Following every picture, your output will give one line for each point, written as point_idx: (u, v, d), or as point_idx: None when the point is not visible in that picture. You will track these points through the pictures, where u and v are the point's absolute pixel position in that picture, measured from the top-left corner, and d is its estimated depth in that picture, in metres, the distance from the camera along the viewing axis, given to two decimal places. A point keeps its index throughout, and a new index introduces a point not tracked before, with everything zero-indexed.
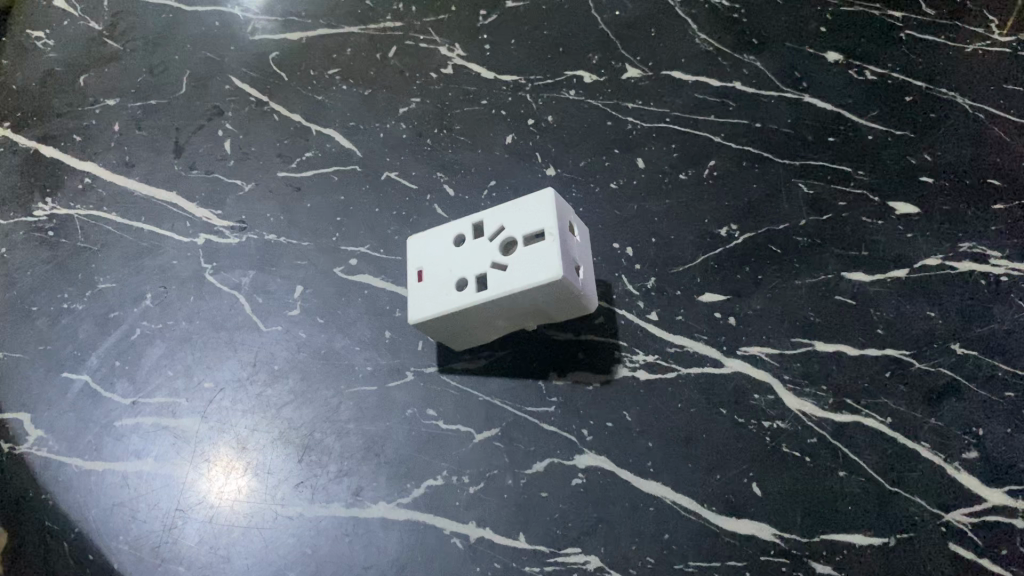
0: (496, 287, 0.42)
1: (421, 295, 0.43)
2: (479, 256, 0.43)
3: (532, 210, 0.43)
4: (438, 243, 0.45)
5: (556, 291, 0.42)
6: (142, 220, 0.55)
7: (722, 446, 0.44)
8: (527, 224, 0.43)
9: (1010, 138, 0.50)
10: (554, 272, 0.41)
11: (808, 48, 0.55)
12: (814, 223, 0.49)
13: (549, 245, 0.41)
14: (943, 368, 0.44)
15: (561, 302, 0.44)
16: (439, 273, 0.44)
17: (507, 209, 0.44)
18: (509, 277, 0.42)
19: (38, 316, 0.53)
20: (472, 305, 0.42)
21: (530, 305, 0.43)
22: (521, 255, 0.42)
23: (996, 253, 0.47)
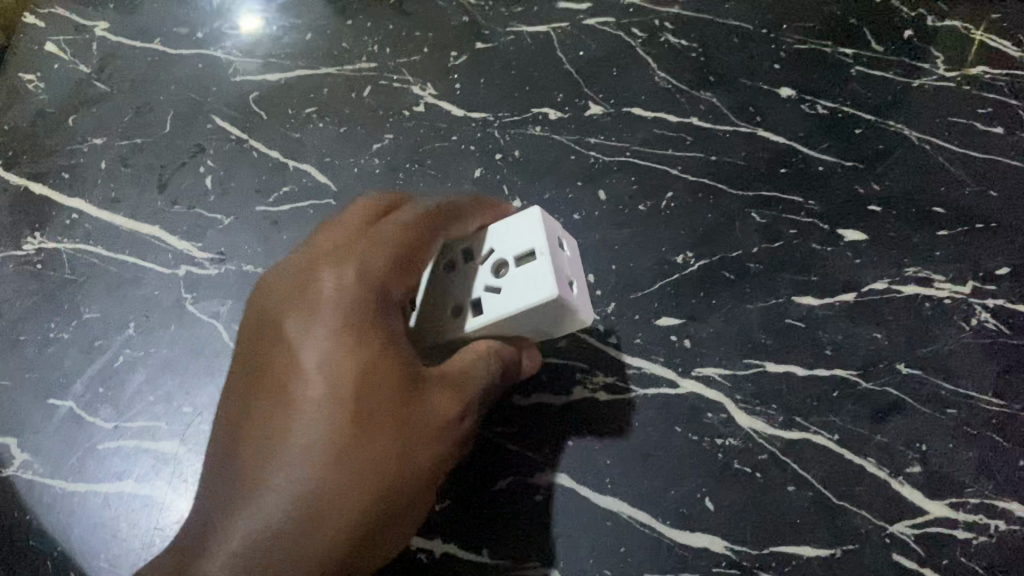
0: (490, 311, 0.42)
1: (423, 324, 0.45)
2: (473, 281, 0.43)
3: (524, 232, 0.43)
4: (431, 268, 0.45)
5: (551, 312, 0.41)
6: (126, 253, 0.57)
7: (678, 462, 0.46)
8: (518, 246, 0.43)
9: (953, 170, 0.53)
10: (546, 292, 0.40)
11: (762, 84, 0.58)
12: (766, 251, 0.51)
13: (541, 265, 0.41)
14: (888, 387, 0.47)
15: (556, 321, 0.43)
16: (437, 300, 0.45)
17: (501, 231, 0.44)
18: (502, 300, 0.42)
19: (25, 345, 0.55)
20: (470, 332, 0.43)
21: (530, 326, 0.43)
22: (511, 277, 0.42)
23: (939, 278, 0.50)
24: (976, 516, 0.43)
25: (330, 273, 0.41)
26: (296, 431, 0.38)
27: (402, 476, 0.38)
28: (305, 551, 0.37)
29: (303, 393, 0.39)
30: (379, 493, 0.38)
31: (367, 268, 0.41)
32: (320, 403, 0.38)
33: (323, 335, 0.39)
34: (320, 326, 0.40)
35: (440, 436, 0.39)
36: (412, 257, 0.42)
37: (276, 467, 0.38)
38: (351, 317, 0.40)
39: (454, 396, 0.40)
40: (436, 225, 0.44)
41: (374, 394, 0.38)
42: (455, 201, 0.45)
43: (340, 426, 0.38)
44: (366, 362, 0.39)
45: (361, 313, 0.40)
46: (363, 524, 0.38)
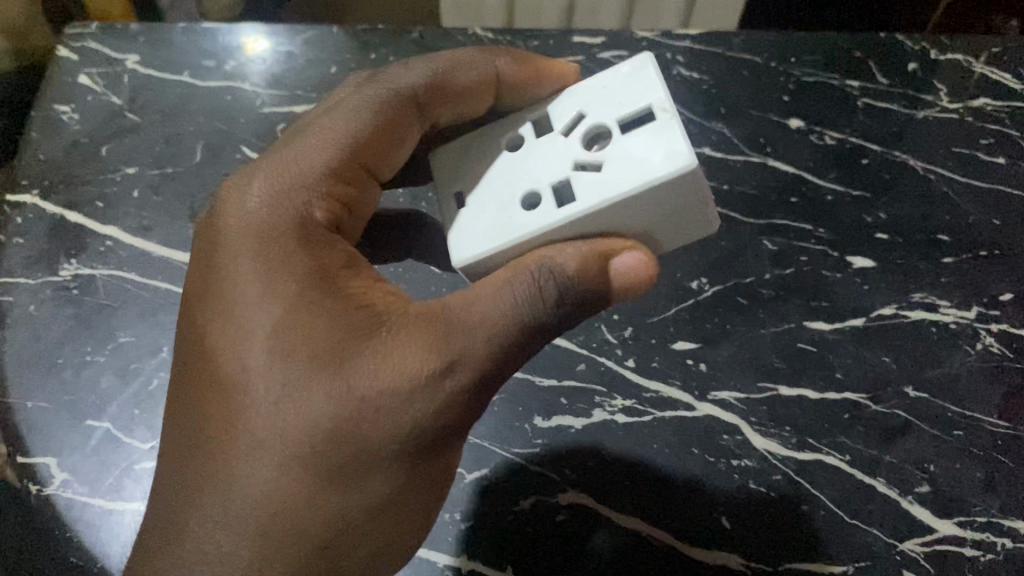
0: (590, 191, 0.38)
1: (487, 220, 0.40)
2: (559, 159, 0.40)
3: (630, 92, 0.39)
4: (498, 164, 0.42)
5: (683, 192, 0.36)
6: (158, 278, 0.54)
7: (695, 482, 0.47)
8: (621, 106, 0.39)
9: (957, 199, 0.56)
10: (682, 162, 0.35)
11: (771, 115, 0.60)
12: (777, 277, 0.53)
13: (665, 131, 0.37)
14: (897, 409, 0.49)
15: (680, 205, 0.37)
16: (505, 195, 0.41)
17: (590, 93, 0.41)
18: (611, 179, 0.37)
19: (61, 368, 0.51)
20: (556, 220, 0.38)
21: (633, 224, 0.39)
22: (616, 147, 0.38)
23: (946, 304, 0.52)
24: (983, 534, 0.46)
25: (248, 215, 0.40)
26: (239, 403, 0.38)
27: (364, 436, 0.37)
28: (277, 523, 0.37)
29: (237, 355, 0.38)
30: (339, 455, 0.37)
31: (288, 200, 0.41)
32: (253, 368, 0.37)
33: (248, 290, 0.39)
34: (243, 277, 0.39)
35: (413, 389, 0.37)
36: (350, 168, 0.43)
37: (231, 441, 0.38)
38: (274, 265, 0.39)
39: (420, 346, 0.37)
40: (427, 100, 0.46)
41: (310, 352, 0.37)
42: (430, 69, 0.46)
43: (279, 393, 0.37)
44: (295, 318, 0.38)
45: (286, 263, 0.39)
46: (340, 489, 0.37)
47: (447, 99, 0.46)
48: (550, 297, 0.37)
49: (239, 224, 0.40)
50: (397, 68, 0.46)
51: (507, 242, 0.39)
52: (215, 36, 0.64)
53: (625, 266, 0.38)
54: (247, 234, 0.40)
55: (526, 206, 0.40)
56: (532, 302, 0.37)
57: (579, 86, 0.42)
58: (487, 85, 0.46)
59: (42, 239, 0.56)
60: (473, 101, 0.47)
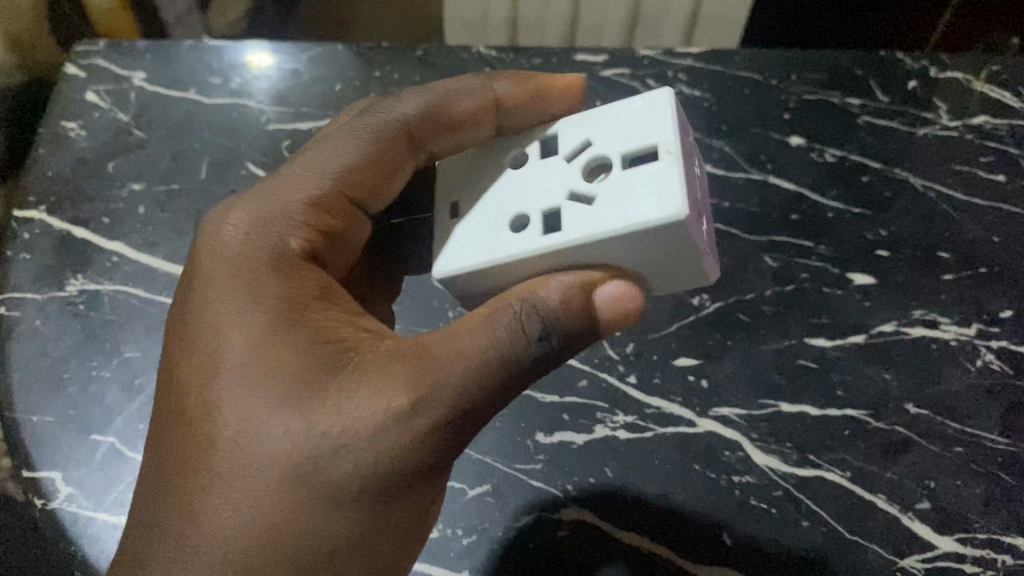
0: (577, 222, 0.38)
1: (476, 236, 0.41)
2: (558, 187, 0.40)
3: (639, 132, 0.39)
4: (499, 182, 0.43)
5: (668, 240, 0.36)
6: (164, 294, 0.54)
7: (696, 498, 0.47)
8: (629, 143, 0.39)
9: (957, 216, 0.57)
10: (672, 210, 0.35)
11: (772, 133, 0.60)
12: (778, 293, 0.54)
13: (663, 174, 0.37)
14: (897, 426, 0.49)
15: (673, 251, 0.37)
16: (499, 212, 0.41)
17: (602, 124, 0.41)
18: (602, 215, 0.37)
19: (66, 383, 0.51)
20: (540, 245, 0.38)
21: (616, 263, 0.39)
22: (618, 182, 0.38)
23: (946, 321, 0.52)
24: (984, 550, 0.46)
25: (226, 250, 0.41)
26: (206, 436, 0.38)
27: (329, 472, 0.36)
28: (235, 561, 0.36)
29: (208, 388, 0.38)
30: (303, 491, 0.36)
31: (265, 233, 0.42)
32: (223, 400, 0.38)
33: (223, 324, 0.39)
34: (219, 311, 0.40)
35: (381, 424, 0.36)
36: (333, 203, 0.44)
37: (196, 474, 0.38)
38: (249, 300, 0.40)
39: (389, 381, 0.37)
40: (422, 134, 0.46)
41: (280, 385, 0.37)
42: (426, 101, 0.46)
43: (247, 426, 0.37)
44: (266, 352, 0.38)
45: (260, 297, 0.40)
46: (302, 526, 0.36)
47: (441, 135, 0.46)
48: (522, 329, 0.37)
49: (218, 259, 0.41)
50: (393, 99, 0.46)
51: (488, 260, 0.39)
52: (222, 54, 0.65)
53: (606, 297, 0.38)
54: (226, 269, 0.41)
55: (515, 226, 0.40)
56: (506, 337, 0.37)
57: (592, 116, 0.42)
58: (485, 111, 0.45)
59: (49, 254, 0.56)
60: (473, 133, 0.46)
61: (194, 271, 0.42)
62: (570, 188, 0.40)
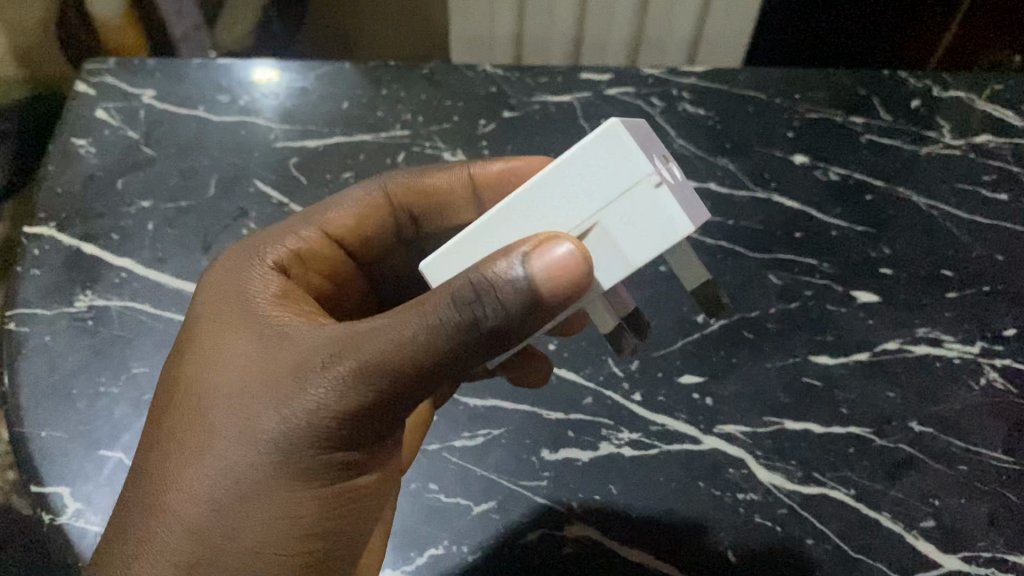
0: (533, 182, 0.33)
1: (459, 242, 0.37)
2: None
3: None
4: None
5: (614, 163, 0.31)
6: (173, 310, 0.55)
7: (701, 515, 0.48)
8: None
9: (960, 235, 0.57)
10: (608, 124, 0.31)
11: (776, 151, 0.61)
12: (782, 310, 0.54)
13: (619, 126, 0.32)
14: (902, 444, 0.49)
15: (614, 183, 0.31)
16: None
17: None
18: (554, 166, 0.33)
19: (75, 399, 0.51)
20: (499, 212, 0.34)
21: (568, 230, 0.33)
22: None
23: (949, 339, 0.53)
24: (989, 568, 0.46)
25: (216, 267, 0.45)
26: (168, 409, 0.39)
27: (256, 427, 0.36)
28: (169, 518, 0.36)
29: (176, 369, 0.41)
30: (233, 445, 0.36)
31: (249, 249, 0.45)
32: (183, 375, 0.40)
33: (199, 316, 0.42)
34: (199, 307, 0.43)
35: (302, 377, 0.36)
36: (314, 236, 0.47)
37: (152, 444, 0.39)
38: (221, 295, 0.43)
39: (316, 340, 0.37)
40: (403, 199, 0.50)
41: (226, 356, 0.39)
42: (414, 172, 0.50)
43: (193, 392, 0.39)
44: (223, 331, 0.40)
45: (233, 291, 0.42)
46: (229, 481, 0.36)
47: (426, 202, 0.50)
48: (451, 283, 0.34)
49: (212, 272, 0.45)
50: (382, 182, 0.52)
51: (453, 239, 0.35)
52: (231, 72, 0.65)
53: (542, 257, 0.31)
54: (211, 277, 0.44)
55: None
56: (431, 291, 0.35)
57: None
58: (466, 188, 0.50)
59: (58, 270, 0.57)
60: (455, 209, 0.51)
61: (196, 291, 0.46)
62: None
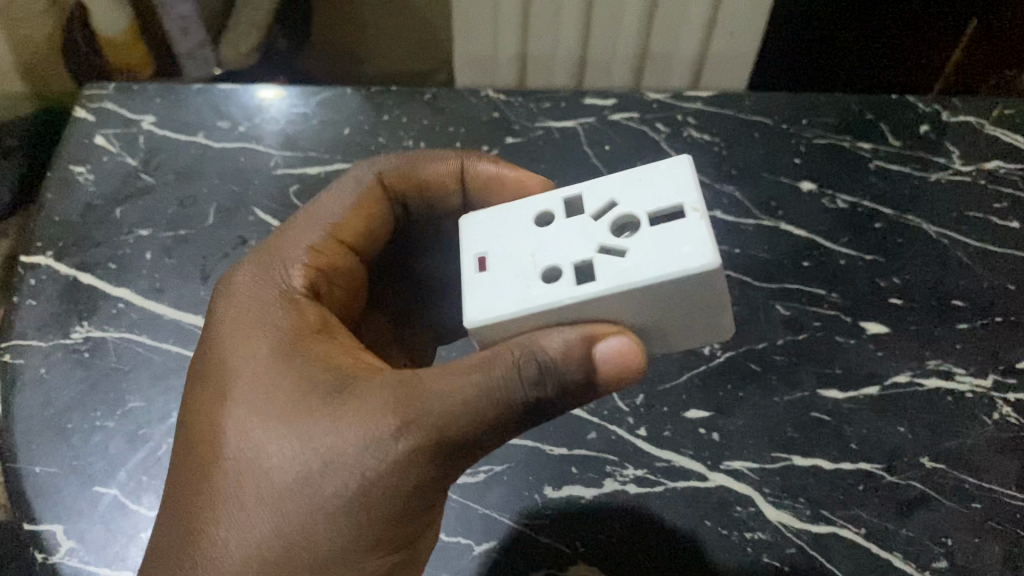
0: (613, 276, 0.34)
1: (496, 281, 0.36)
2: (585, 235, 0.37)
3: (665, 186, 0.36)
4: (513, 229, 0.39)
5: (705, 290, 0.34)
6: (170, 341, 0.54)
7: (708, 556, 0.46)
8: (658, 201, 0.36)
9: (971, 264, 0.56)
10: (709, 257, 0.33)
11: (783, 178, 0.60)
12: (790, 342, 0.53)
13: (694, 225, 0.35)
14: (913, 481, 0.48)
15: (695, 300, 0.35)
16: (521, 262, 0.37)
17: (626, 181, 0.38)
18: (638, 266, 0.34)
19: (70, 434, 0.51)
20: (575, 297, 0.35)
21: (630, 318, 0.36)
22: (645, 238, 0.35)
23: (961, 371, 0.52)
24: None
25: (239, 292, 0.43)
26: (206, 454, 0.39)
27: (318, 491, 0.36)
28: (222, 573, 0.36)
29: (209, 411, 0.40)
30: (296, 501, 0.37)
31: (275, 275, 0.44)
32: (223, 422, 0.39)
33: (229, 349, 0.41)
34: (229, 338, 0.42)
35: (367, 444, 0.36)
36: (330, 245, 0.46)
37: (199, 489, 0.38)
38: (253, 328, 0.42)
39: (374, 399, 0.37)
40: (399, 187, 0.50)
41: (272, 409, 0.38)
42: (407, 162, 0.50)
43: (243, 440, 0.38)
44: (263, 374, 0.39)
45: (267, 326, 0.42)
46: (292, 537, 0.36)
47: (421, 193, 0.50)
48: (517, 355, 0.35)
49: (232, 293, 0.44)
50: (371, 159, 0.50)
51: (513, 312, 0.35)
52: (231, 97, 0.65)
53: (614, 352, 0.34)
54: (236, 303, 0.43)
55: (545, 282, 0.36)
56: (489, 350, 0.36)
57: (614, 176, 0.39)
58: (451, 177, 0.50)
59: (55, 301, 0.56)
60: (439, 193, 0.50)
61: (211, 310, 0.44)
62: (600, 243, 0.36)
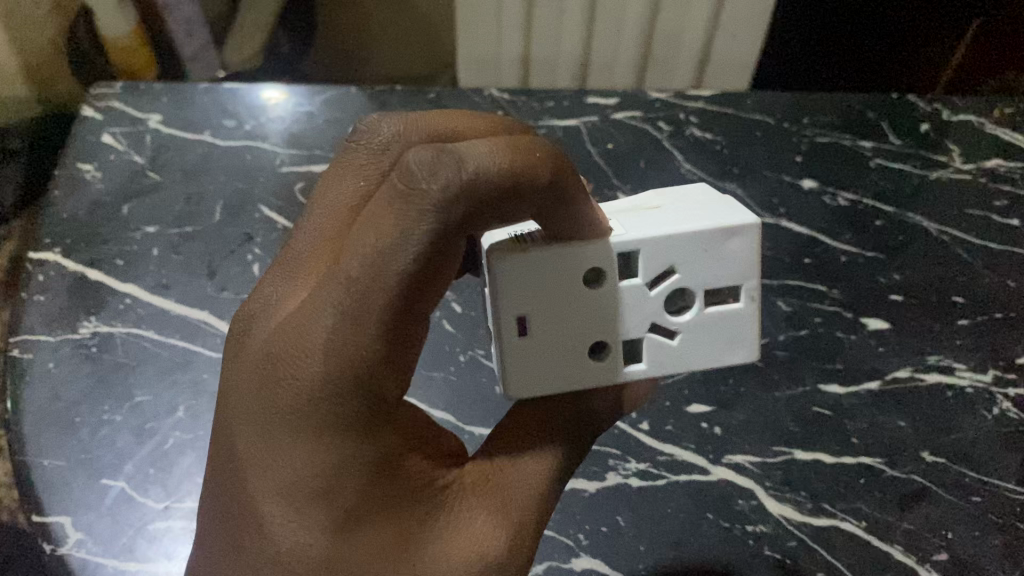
0: (659, 363, 0.36)
1: (537, 358, 0.35)
2: (638, 304, 0.35)
3: (727, 267, 0.35)
4: (560, 282, 0.33)
5: None
6: (176, 336, 0.54)
7: (708, 548, 0.47)
8: (714, 280, 0.35)
9: (971, 261, 0.56)
10: (746, 355, 0.36)
11: (784, 176, 0.60)
12: (791, 337, 0.53)
13: (739, 321, 0.36)
14: (913, 475, 0.48)
15: None
16: (568, 338, 0.35)
17: (689, 247, 0.34)
18: (680, 364, 0.36)
19: (77, 428, 0.51)
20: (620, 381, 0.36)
21: None
22: (691, 325, 0.36)
23: (961, 366, 0.52)
24: None
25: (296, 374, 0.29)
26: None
27: None
28: None
29: (273, 547, 0.31)
30: None
31: (347, 358, 0.29)
32: (288, 548, 0.31)
33: (293, 474, 0.30)
34: (290, 458, 0.30)
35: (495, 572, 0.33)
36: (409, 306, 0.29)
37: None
38: (331, 453, 0.30)
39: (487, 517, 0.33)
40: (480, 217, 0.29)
41: (375, 552, 0.31)
42: (487, 151, 0.28)
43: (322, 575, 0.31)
44: (358, 513, 0.30)
45: (352, 452, 0.30)
46: None
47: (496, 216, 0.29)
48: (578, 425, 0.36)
49: (277, 381, 0.30)
50: (455, 158, 0.28)
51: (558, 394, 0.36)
52: (237, 97, 0.66)
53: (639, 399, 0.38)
54: (291, 402, 0.29)
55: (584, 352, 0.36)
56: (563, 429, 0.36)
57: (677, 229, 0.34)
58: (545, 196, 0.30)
59: (63, 296, 0.56)
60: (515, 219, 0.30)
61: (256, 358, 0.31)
62: (650, 319, 0.35)
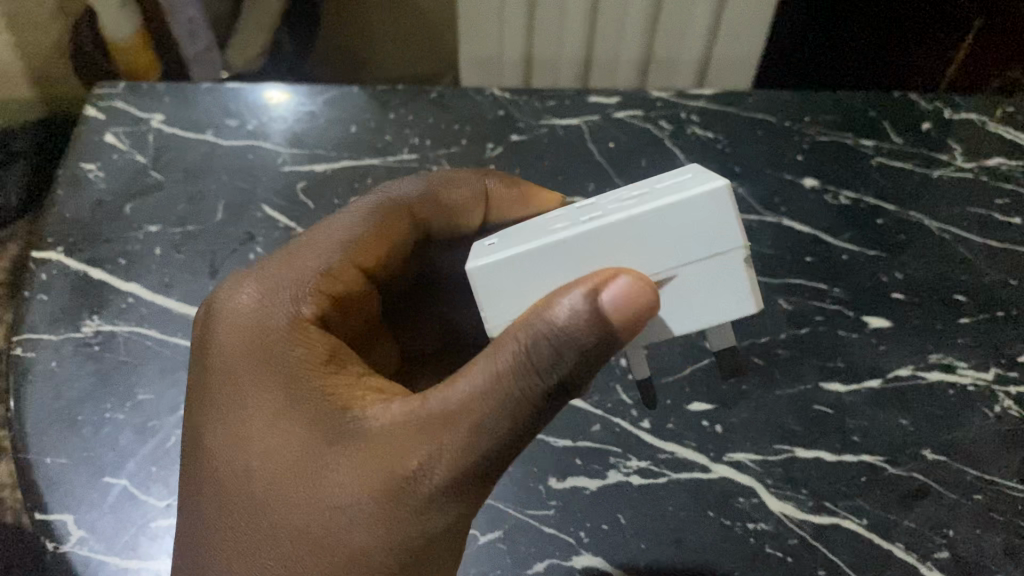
0: (615, 213, 0.35)
1: (492, 248, 0.37)
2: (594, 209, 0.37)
3: (671, 171, 0.38)
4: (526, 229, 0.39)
5: (715, 217, 0.34)
6: (179, 335, 0.55)
7: (710, 545, 0.47)
8: (664, 178, 0.38)
9: (973, 259, 0.56)
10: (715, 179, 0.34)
11: (785, 175, 0.60)
12: (793, 336, 0.53)
13: (694, 176, 0.36)
14: (914, 472, 0.48)
15: (701, 235, 0.34)
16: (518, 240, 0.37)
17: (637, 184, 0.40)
18: (637, 203, 0.35)
19: (80, 426, 0.51)
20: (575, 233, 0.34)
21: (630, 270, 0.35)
22: (647, 193, 0.36)
23: (962, 364, 0.52)
24: None
25: (245, 302, 0.41)
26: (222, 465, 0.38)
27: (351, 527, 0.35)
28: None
29: (221, 436, 0.38)
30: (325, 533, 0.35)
31: (284, 285, 0.42)
32: (232, 431, 0.38)
33: (234, 382, 0.39)
34: (231, 383, 0.39)
35: (370, 499, 0.35)
36: (346, 269, 0.45)
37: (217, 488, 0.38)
38: (252, 373, 0.39)
39: (375, 447, 0.35)
40: (424, 211, 0.49)
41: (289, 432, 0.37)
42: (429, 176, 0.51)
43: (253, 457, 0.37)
44: (272, 411, 0.38)
45: (269, 369, 0.38)
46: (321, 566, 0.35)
47: (439, 212, 0.49)
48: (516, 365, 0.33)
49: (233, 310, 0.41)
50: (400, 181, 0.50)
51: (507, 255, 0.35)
52: (239, 96, 0.65)
53: (614, 297, 0.32)
54: (241, 318, 0.40)
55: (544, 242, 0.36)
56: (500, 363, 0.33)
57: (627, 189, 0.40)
58: (474, 201, 0.50)
59: (65, 295, 0.57)
60: (464, 217, 0.50)
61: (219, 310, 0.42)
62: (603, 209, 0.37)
